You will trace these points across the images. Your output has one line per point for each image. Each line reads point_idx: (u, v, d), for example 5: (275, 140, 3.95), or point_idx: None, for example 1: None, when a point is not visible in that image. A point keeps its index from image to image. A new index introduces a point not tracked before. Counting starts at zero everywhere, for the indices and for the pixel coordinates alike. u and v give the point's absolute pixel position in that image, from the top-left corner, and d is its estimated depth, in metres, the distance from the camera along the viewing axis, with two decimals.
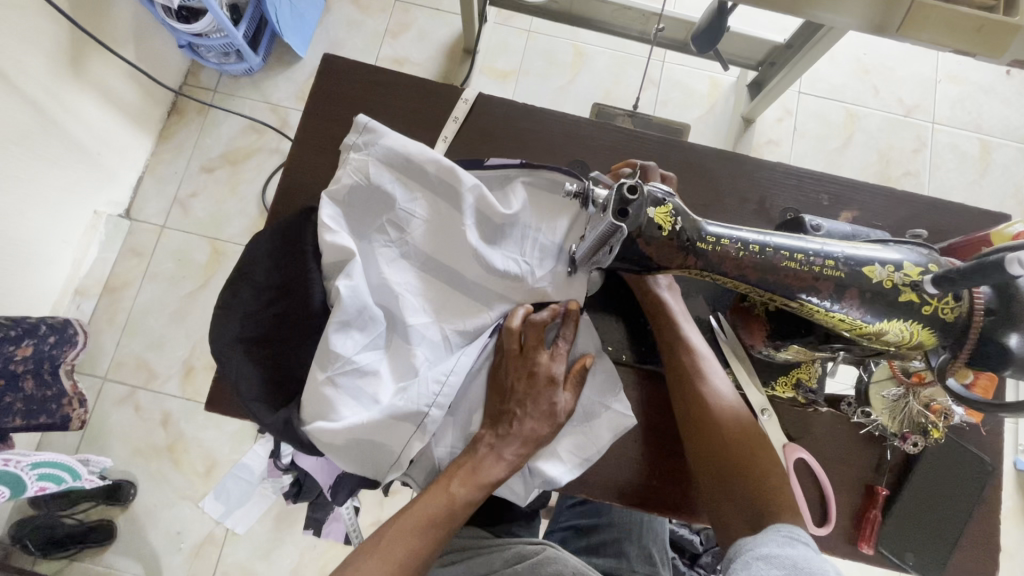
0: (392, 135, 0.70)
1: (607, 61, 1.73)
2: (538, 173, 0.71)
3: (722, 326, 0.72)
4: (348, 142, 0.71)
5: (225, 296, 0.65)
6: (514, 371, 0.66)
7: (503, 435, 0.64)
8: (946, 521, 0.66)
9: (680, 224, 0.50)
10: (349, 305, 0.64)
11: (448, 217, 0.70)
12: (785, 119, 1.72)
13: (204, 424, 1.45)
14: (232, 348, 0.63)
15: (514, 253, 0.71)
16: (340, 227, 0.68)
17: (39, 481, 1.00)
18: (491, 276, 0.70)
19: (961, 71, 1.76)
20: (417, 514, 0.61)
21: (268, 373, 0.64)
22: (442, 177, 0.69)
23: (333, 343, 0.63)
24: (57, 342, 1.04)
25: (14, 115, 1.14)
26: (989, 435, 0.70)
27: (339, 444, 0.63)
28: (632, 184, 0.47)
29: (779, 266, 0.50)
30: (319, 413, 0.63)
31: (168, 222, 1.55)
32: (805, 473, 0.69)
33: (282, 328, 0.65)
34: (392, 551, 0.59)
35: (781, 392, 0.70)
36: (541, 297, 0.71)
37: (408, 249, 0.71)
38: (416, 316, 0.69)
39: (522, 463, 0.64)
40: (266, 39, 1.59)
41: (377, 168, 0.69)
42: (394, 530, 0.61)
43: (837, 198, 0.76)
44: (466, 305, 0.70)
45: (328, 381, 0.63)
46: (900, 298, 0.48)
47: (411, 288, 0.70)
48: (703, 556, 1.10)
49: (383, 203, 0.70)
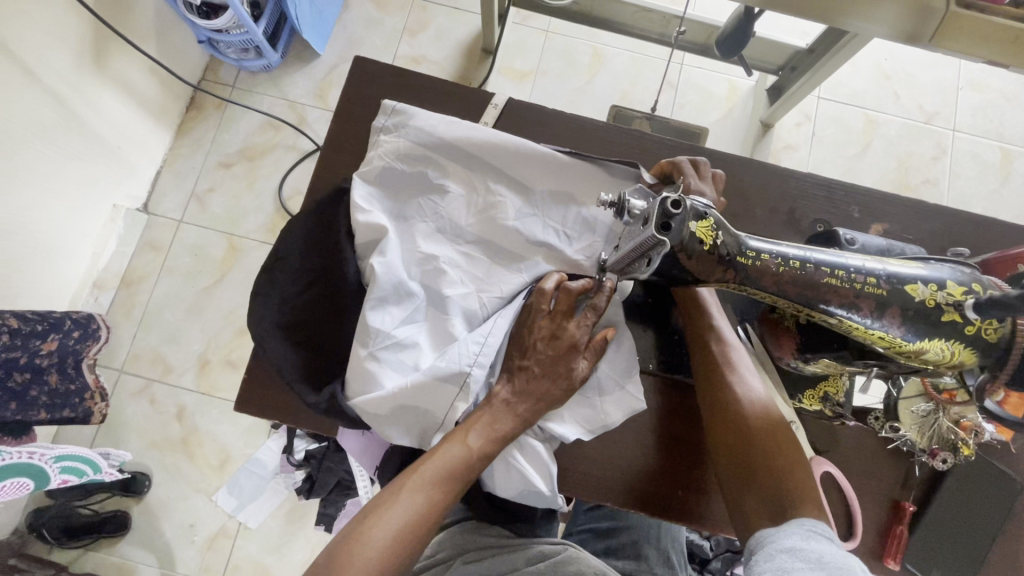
0: (420, 115, 0.72)
1: (626, 62, 1.72)
2: (584, 159, 0.73)
3: (749, 337, 0.72)
4: (377, 125, 0.73)
5: (262, 282, 0.65)
6: (536, 331, 0.65)
7: (519, 391, 0.64)
8: (974, 540, 0.66)
9: (721, 238, 0.49)
10: (384, 281, 0.66)
11: (487, 191, 0.71)
12: (803, 125, 1.71)
13: (218, 418, 1.46)
14: (272, 334, 0.64)
15: (555, 224, 0.72)
16: (374, 208, 0.69)
17: (61, 473, 1.01)
18: (530, 247, 0.71)
19: (984, 78, 1.74)
20: (433, 466, 0.60)
21: (308, 355, 0.65)
22: (480, 152, 0.71)
23: (371, 319, 0.65)
24: (80, 337, 1.04)
25: (37, 108, 1.14)
26: (1018, 452, 0.69)
27: (383, 414, 0.63)
28: (676, 199, 0.47)
29: (820, 283, 0.49)
30: (363, 387, 0.63)
31: (186, 217, 1.56)
32: (831, 485, 0.68)
33: (317, 310, 0.67)
34: (409, 503, 0.58)
35: (808, 404, 0.70)
36: (579, 270, 0.72)
37: (446, 223, 0.71)
38: (455, 287, 0.69)
39: (533, 421, 0.64)
40: (285, 35, 1.59)
41: (408, 147, 0.71)
42: (411, 482, 0.59)
43: (867, 210, 0.76)
44: (504, 272, 0.70)
45: (370, 357, 0.64)
46: (942, 317, 0.48)
47: (451, 259, 0.70)
48: (713, 561, 1.10)
49: (416, 180, 0.71)
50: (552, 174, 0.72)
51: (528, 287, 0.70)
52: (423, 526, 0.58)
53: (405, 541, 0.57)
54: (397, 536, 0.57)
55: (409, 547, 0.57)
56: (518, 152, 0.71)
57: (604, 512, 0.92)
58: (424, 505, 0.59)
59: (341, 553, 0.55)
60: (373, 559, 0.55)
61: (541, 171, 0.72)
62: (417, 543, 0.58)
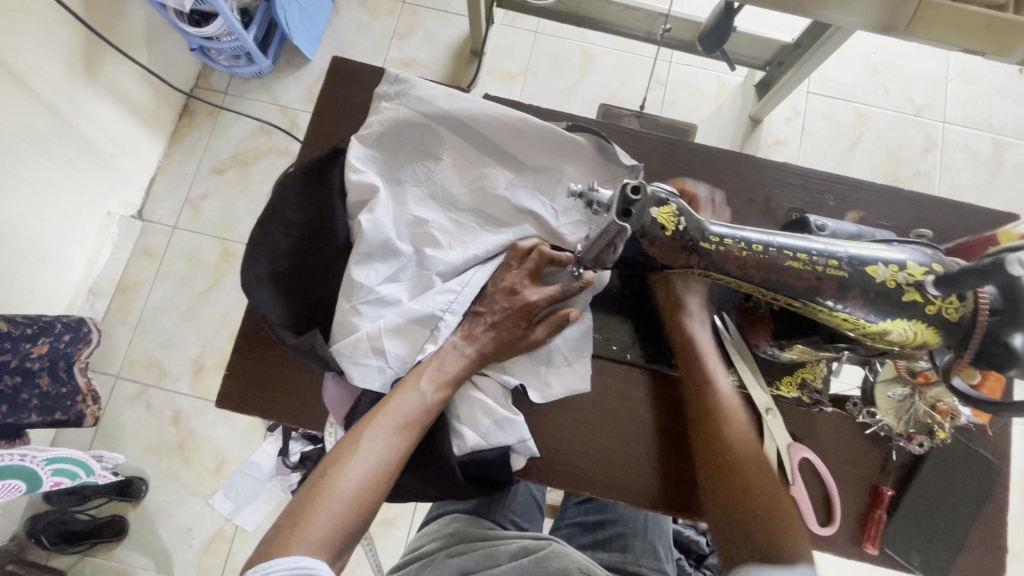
0: (422, 84, 0.70)
1: (615, 61, 1.73)
2: (585, 134, 0.71)
3: (725, 326, 0.71)
4: (379, 91, 0.71)
5: (256, 233, 0.66)
6: (499, 282, 0.68)
7: (470, 335, 0.66)
8: (953, 521, 0.66)
9: (683, 223, 0.50)
10: (371, 238, 0.66)
11: (481, 162, 0.72)
12: (793, 120, 1.72)
13: (214, 421, 1.47)
14: (262, 283, 0.65)
15: (544, 194, 0.72)
16: (368, 168, 0.70)
17: (54, 475, 1.02)
18: (517, 214, 0.72)
19: (973, 70, 1.75)
20: (391, 410, 0.60)
21: (294, 306, 0.66)
22: (477, 124, 0.71)
23: (356, 274, 0.65)
24: (71, 340, 1.06)
25: (30, 117, 1.16)
26: (997, 436, 0.69)
27: (360, 357, 0.63)
28: (635, 185, 0.47)
29: (782, 266, 0.50)
30: (343, 333, 0.64)
31: (180, 223, 1.57)
32: (809, 473, 0.69)
33: (305, 265, 0.68)
34: (371, 450, 0.57)
35: (785, 391, 0.71)
36: (562, 241, 0.72)
37: (438, 189, 0.71)
38: (441, 249, 0.69)
39: (479, 362, 0.65)
40: (276, 41, 1.61)
41: (407, 114, 0.70)
42: (370, 431, 0.58)
43: (842, 198, 0.76)
44: (488, 236, 0.71)
45: (354, 310, 0.64)
46: (904, 298, 0.49)
47: (438, 222, 0.70)
48: (708, 556, 1.10)
49: (413, 147, 0.71)
50: (549, 147, 0.71)
51: (509, 246, 0.71)
52: (387, 472, 0.58)
53: (368, 488, 0.56)
54: (361, 484, 0.56)
55: (374, 495, 0.56)
56: (516, 123, 0.70)
57: (593, 504, 0.92)
58: (386, 451, 0.58)
59: (303, 506, 0.54)
60: (338, 508, 0.54)
61: (539, 142, 0.71)
62: (382, 492, 0.57)
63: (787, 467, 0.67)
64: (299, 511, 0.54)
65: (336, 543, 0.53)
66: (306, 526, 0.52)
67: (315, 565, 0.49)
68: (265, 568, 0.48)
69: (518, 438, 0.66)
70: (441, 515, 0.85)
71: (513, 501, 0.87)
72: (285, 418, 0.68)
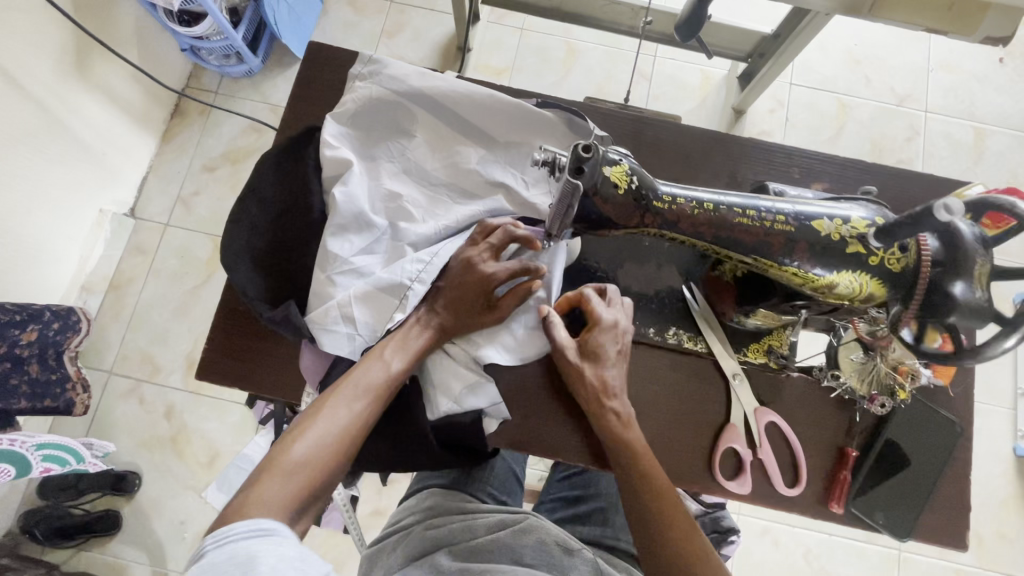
0: (394, 63, 0.73)
1: (599, 56, 1.75)
2: (553, 109, 0.74)
3: (694, 295, 0.73)
4: (353, 72, 0.74)
5: (236, 211, 0.68)
6: (461, 258, 0.68)
7: (432, 309, 0.67)
8: (917, 482, 0.68)
9: (636, 182, 0.53)
10: (344, 209, 0.68)
11: (453, 139, 0.74)
12: (776, 111, 1.73)
13: (206, 415, 1.49)
14: (240, 258, 0.67)
15: (514, 169, 0.74)
16: (343, 145, 0.72)
17: (44, 462, 1.04)
18: (489, 188, 0.74)
19: (955, 60, 1.75)
20: (357, 379, 0.62)
21: (272, 281, 0.69)
22: (449, 101, 0.73)
23: (330, 245, 0.67)
24: (61, 328, 1.07)
25: (21, 114, 1.18)
26: (958, 398, 0.71)
27: (332, 325, 0.66)
28: (586, 145, 0.51)
29: (732, 223, 0.54)
30: (317, 302, 0.67)
31: (172, 220, 1.59)
32: (777, 437, 0.71)
33: (282, 242, 0.70)
34: (334, 417, 0.59)
35: (752, 357, 0.73)
36: (535, 214, 0.73)
37: (411, 165, 0.74)
38: (415, 221, 0.71)
39: (443, 335, 0.67)
40: (265, 41, 1.64)
41: (380, 92, 0.72)
42: (333, 398, 0.60)
43: (807, 171, 0.78)
44: (461, 209, 0.73)
45: (329, 279, 0.67)
46: (848, 250, 0.53)
47: (411, 196, 0.72)
48: None
49: (387, 125, 0.74)
50: (518, 123, 0.73)
51: (480, 218, 0.72)
52: (346, 441, 0.59)
53: (327, 455, 0.57)
54: (320, 450, 0.57)
55: (333, 463, 0.57)
56: (486, 99, 0.72)
57: (575, 480, 0.94)
58: (348, 420, 0.60)
59: (260, 469, 0.55)
60: (295, 471, 0.55)
61: (509, 118, 0.73)
62: (341, 460, 0.58)
63: (755, 432, 0.70)
64: (256, 474, 0.55)
65: (291, 508, 0.54)
66: (262, 487, 0.53)
67: (275, 528, 0.49)
68: (225, 532, 0.48)
69: (490, 403, 0.68)
70: (419, 490, 0.86)
71: (490, 475, 0.88)
72: (267, 389, 0.71)
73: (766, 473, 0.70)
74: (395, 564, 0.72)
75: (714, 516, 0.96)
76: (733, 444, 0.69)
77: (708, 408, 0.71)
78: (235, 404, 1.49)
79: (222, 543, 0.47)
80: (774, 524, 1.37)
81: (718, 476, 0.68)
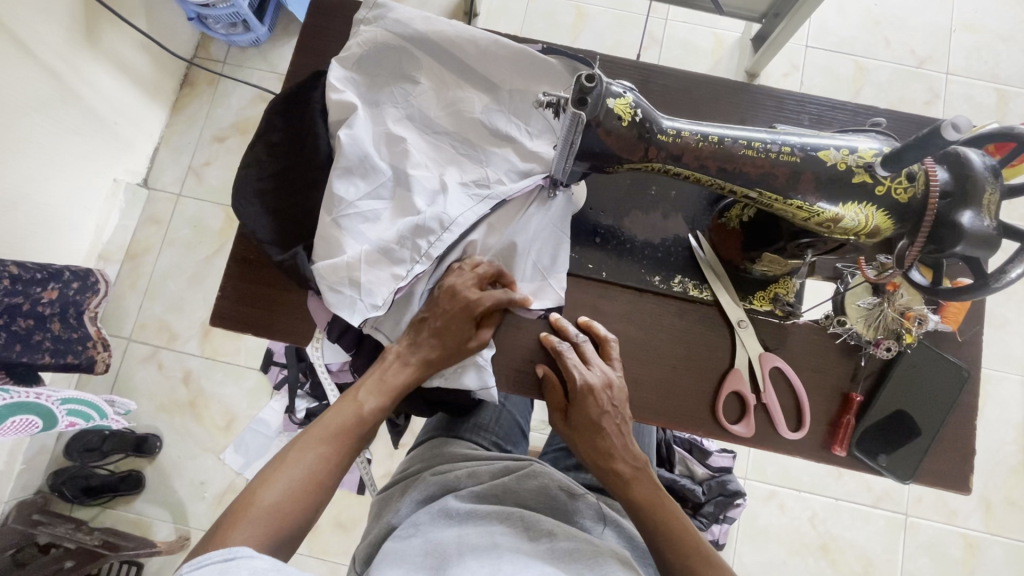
0: (399, 7, 0.73)
1: (610, 19, 1.70)
2: (557, 53, 0.72)
3: (699, 244, 0.73)
4: (359, 16, 0.74)
5: (250, 164, 0.70)
6: (447, 285, 0.67)
7: (412, 344, 0.67)
8: (924, 422, 0.68)
9: (640, 115, 0.56)
10: (350, 151, 0.68)
11: (457, 86, 0.74)
12: (791, 74, 1.66)
13: (222, 380, 1.51)
14: (252, 203, 0.69)
15: (519, 119, 0.74)
16: (348, 89, 0.72)
17: (68, 416, 1.07)
18: (493, 137, 0.74)
19: (978, 20, 1.68)
20: (326, 423, 0.65)
21: (285, 226, 0.70)
22: (454, 46, 0.73)
23: (335, 188, 0.68)
24: (80, 289, 1.11)
25: (39, 83, 1.19)
26: (967, 343, 0.72)
27: (339, 285, 0.65)
28: (590, 76, 0.53)
29: (737, 154, 0.56)
30: (327, 253, 0.67)
31: (185, 190, 1.60)
32: (781, 383, 0.71)
33: (291, 190, 0.71)
34: (301, 464, 0.62)
35: (758, 305, 0.72)
36: (538, 159, 0.73)
37: (415, 112, 0.74)
38: (420, 169, 0.70)
39: (425, 368, 0.67)
40: (272, 9, 1.61)
41: (384, 39, 0.73)
42: (301, 446, 0.63)
43: (818, 117, 0.77)
44: (467, 159, 0.73)
45: (335, 224, 0.67)
46: (854, 179, 0.54)
47: (416, 143, 0.72)
48: (706, 505, 1.05)
49: (394, 73, 0.74)
50: (522, 68, 0.73)
51: (484, 172, 0.72)
52: (315, 486, 0.62)
53: (292, 510, 0.60)
54: (291, 493, 0.60)
55: (302, 506, 0.60)
56: (489, 46, 0.72)
57: None
58: (315, 464, 0.62)
59: (230, 516, 0.58)
60: (264, 517, 0.58)
61: (511, 64, 0.73)
62: (313, 502, 0.61)
63: (758, 376, 0.71)
64: (227, 521, 0.57)
65: (267, 548, 0.57)
66: (233, 532, 0.56)
67: (251, 555, 0.53)
68: (201, 559, 0.52)
69: (479, 384, 0.69)
70: (423, 441, 0.89)
71: (491, 422, 0.90)
72: (280, 336, 0.73)
73: (770, 419, 0.70)
74: (404, 509, 0.73)
75: (720, 480, 1.06)
76: (737, 388, 0.70)
77: (713, 354, 0.72)
78: (252, 369, 1.52)
79: (200, 566, 0.51)
80: (781, 488, 1.38)
81: (724, 422, 0.69)
